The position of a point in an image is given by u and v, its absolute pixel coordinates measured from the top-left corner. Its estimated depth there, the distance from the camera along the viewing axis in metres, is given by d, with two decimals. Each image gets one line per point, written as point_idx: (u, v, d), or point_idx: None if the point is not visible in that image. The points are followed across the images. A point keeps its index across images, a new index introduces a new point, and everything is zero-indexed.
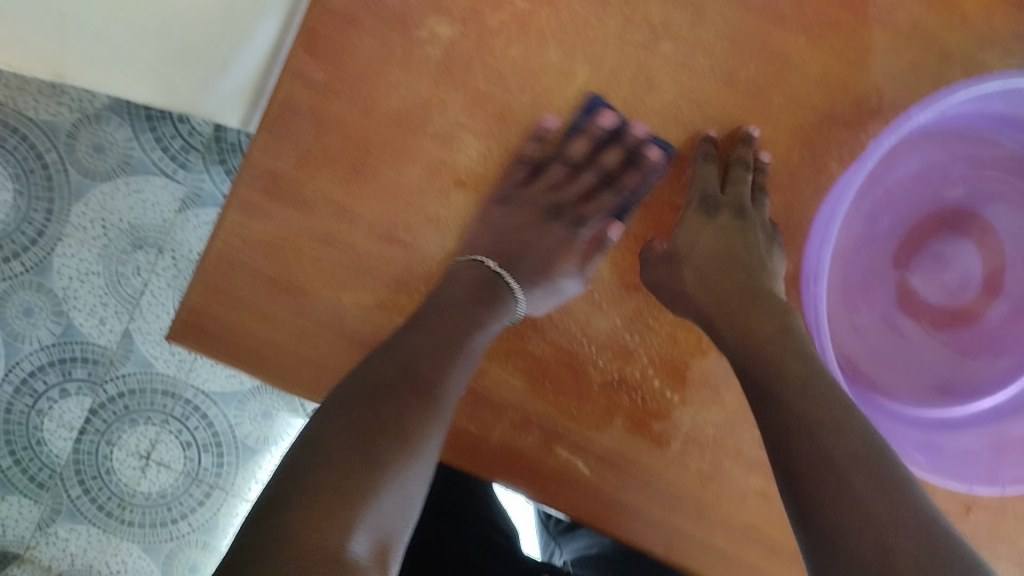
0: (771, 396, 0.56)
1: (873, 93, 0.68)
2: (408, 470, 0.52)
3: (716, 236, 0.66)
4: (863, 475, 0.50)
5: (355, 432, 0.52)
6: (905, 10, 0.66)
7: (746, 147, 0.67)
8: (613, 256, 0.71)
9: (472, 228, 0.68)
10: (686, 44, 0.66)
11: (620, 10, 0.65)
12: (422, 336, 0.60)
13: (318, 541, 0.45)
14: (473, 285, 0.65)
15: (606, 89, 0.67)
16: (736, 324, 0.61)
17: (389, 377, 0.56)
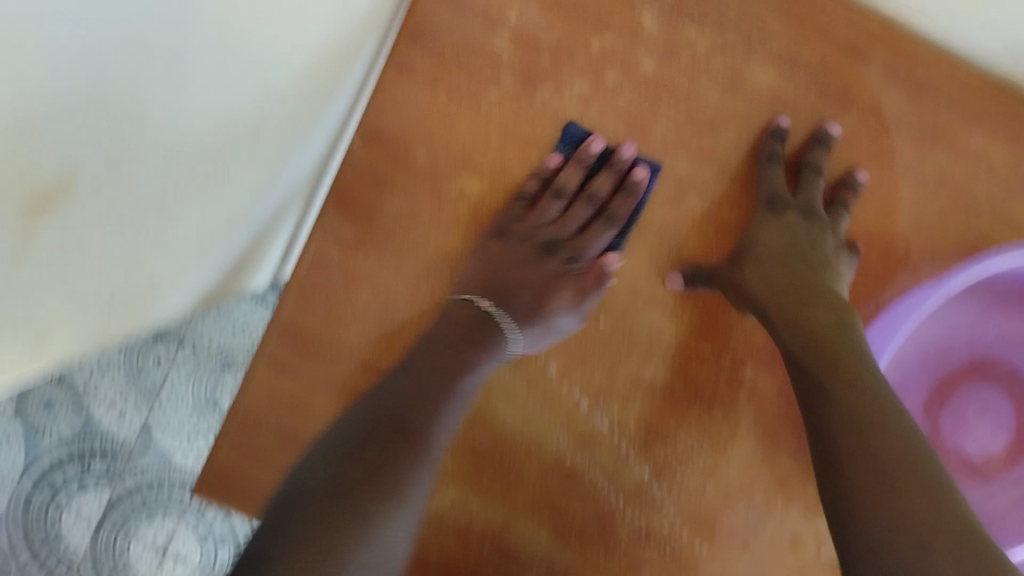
0: (821, 390, 0.55)
1: (901, 241, 0.66)
2: (396, 517, 0.50)
3: (781, 231, 0.63)
4: (884, 460, 0.49)
5: (341, 474, 0.50)
6: (931, 162, 0.66)
7: (822, 147, 0.65)
8: (639, 406, 0.68)
9: (520, 302, 0.66)
10: (715, 199, 0.66)
11: (647, 166, 0.65)
12: (411, 389, 0.57)
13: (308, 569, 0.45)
14: (466, 326, 0.63)
15: (633, 243, 0.66)
16: (795, 314, 0.60)
17: (375, 422, 0.54)
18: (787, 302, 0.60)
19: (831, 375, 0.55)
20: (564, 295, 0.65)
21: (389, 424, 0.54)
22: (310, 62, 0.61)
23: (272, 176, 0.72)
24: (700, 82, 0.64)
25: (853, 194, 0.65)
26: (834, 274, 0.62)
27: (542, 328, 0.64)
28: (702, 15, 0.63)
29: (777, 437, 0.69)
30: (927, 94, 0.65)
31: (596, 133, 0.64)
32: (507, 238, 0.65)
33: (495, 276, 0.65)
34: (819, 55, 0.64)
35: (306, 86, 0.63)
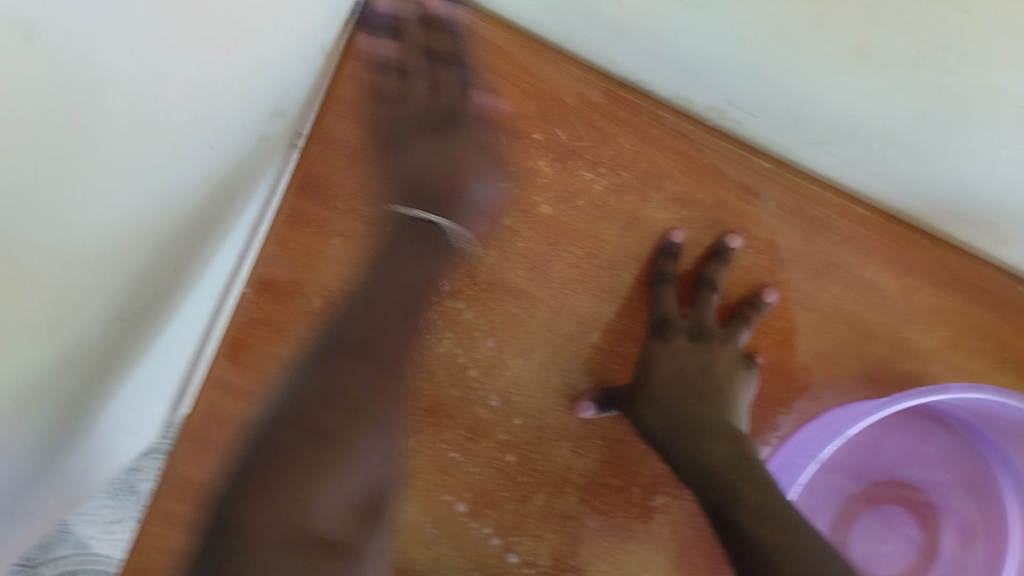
0: (721, 485, 0.55)
1: (800, 370, 0.68)
2: (363, 443, 0.49)
3: (670, 361, 0.62)
4: (781, 528, 0.51)
5: (309, 431, 0.47)
6: (827, 293, 0.67)
7: (719, 263, 0.65)
8: (549, 539, 0.67)
9: (430, 189, 0.59)
10: (617, 333, 0.66)
11: (549, 305, 0.65)
12: (364, 322, 0.54)
13: (282, 520, 0.43)
14: (414, 240, 0.58)
15: (541, 380, 0.66)
16: (685, 449, 0.58)
17: (355, 364, 0.52)
18: (677, 442, 0.58)
19: (734, 507, 0.54)
20: (473, 184, 0.60)
21: (347, 347, 0.53)
22: (199, 251, 0.59)
23: (181, 305, 0.62)
24: (597, 224, 0.64)
25: (758, 312, 0.66)
26: (730, 400, 0.60)
27: (461, 208, 0.59)
28: (598, 158, 0.64)
29: (689, 562, 0.68)
30: (819, 228, 0.65)
31: (495, 276, 0.64)
32: (401, 143, 0.60)
33: (409, 171, 0.59)
34: (712, 195, 0.65)
35: (184, 277, 0.59)
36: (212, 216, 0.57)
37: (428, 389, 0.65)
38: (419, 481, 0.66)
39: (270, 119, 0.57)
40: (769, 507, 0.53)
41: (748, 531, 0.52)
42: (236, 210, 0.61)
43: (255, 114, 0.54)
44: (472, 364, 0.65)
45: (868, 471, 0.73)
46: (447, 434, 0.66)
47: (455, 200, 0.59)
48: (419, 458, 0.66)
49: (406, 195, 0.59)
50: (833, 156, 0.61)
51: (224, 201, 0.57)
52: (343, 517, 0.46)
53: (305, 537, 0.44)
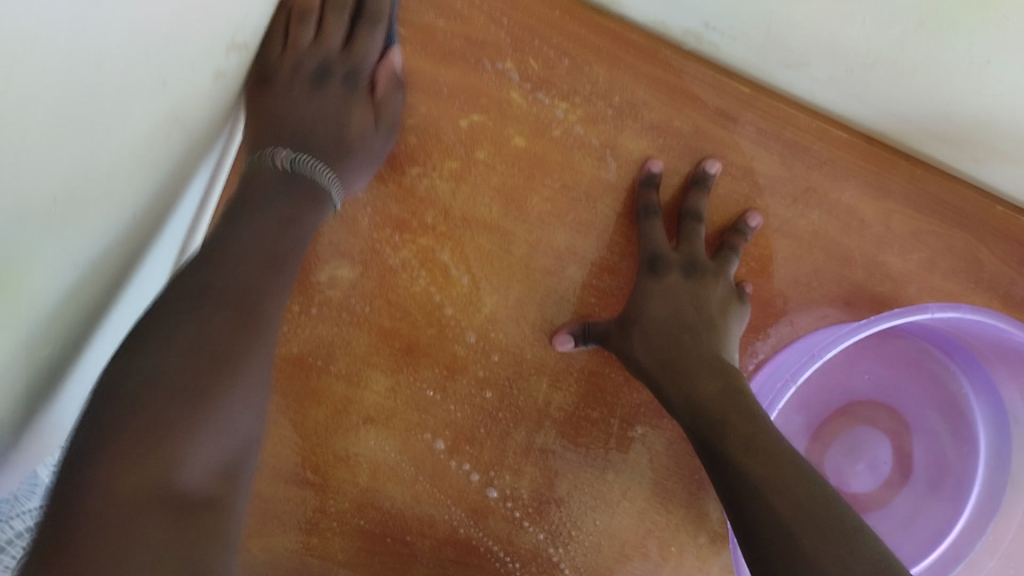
0: (718, 422, 0.53)
1: (777, 297, 0.68)
2: (240, 385, 0.50)
3: (663, 296, 0.60)
4: (771, 454, 0.50)
5: (201, 366, 0.47)
6: (804, 219, 0.66)
7: (701, 192, 0.63)
8: (529, 472, 0.68)
9: (326, 152, 0.59)
10: (594, 267, 0.65)
11: (525, 239, 0.64)
12: (251, 253, 0.53)
13: (127, 488, 0.43)
14: (277, 182, 0.57)
15: (518, 316, 0.65)
16: (681, 386, 0.56)
17: (208, 277, 0.51)
18: (675, 379, 0.57)
19: (726, 440, 0.52)
20: (360, 115, 0.60)
21: (211, 297, 0.50)
22: (175, 189, 0.56)
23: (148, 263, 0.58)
24: (571, 154, 0.62)
25: (745, 239, 0.64)
26: (721, 334, 0.59)
27: (344, 175, 0.59)
28: (571, 87, 0.61)
29: (669, 492, 0.69)
30: (798, 153, 0.64)
31: (471, 212, 0.63)
32: (275, 85, 0.58)
33: (291, 128, 0.59)
34: (689, 123, 0.63)
35: (164, 216, 0.57)
36: (184, 152, 0.54)
37: (403, 328, 0.64)
38: (397, 421, 0.66)
39: (224, 54, 0.52)
40: (761, 437, 0.51)
41: (744, 467, 0.50)
42: (208, 145, 0.58)
43: (211, 40, 0.50)
44: (447, 303, 0.64)
45: (840, 395, 0.74)
46: (426, 373, 0.65)
47: (347, 157, 0.59)
48: (397, 399, 0.65)
49: (291, 144, 0.58)
50: (812, 81, 0.60)
51: (193, 131, 0.54)
52: (203, 477, 0.46)
53: (166, 498, 0.43)
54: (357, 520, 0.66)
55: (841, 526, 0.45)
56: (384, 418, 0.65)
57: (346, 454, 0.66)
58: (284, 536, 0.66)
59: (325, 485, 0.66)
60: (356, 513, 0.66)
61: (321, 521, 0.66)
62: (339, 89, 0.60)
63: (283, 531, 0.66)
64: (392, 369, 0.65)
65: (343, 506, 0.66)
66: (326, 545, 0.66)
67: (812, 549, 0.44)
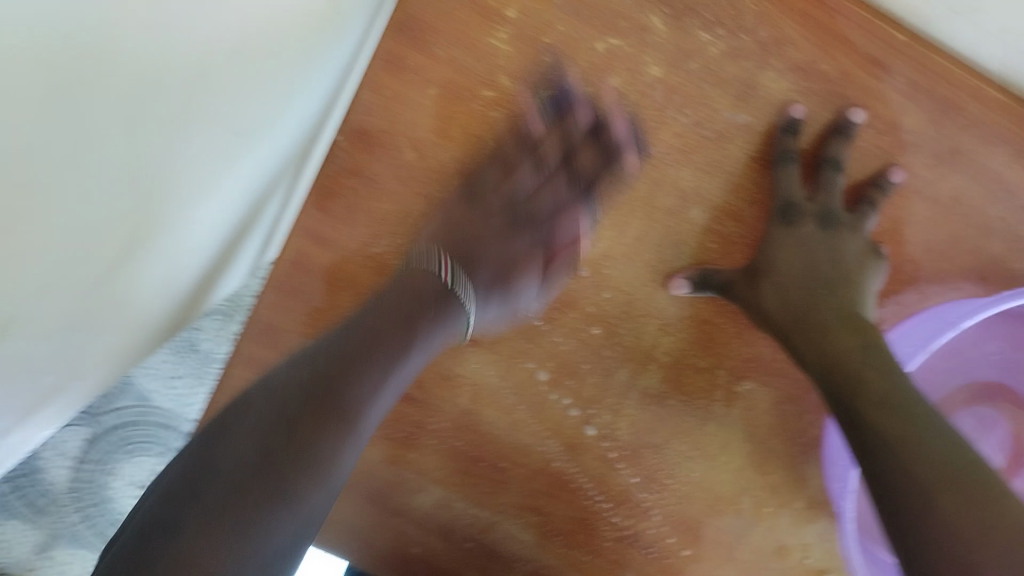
0: (854, 383, 0.53)
1: (907, 263, 0.64)
2: (348, 448, 0.51)
3: (797, 248, 0.60)
4: (930, 462, 0.47)
5: (297, 400, 0.51)
6: (949, 181, 0.62)
7: (843, 141, 0.61)
8: (629, 415, 0.67)
9: (484, 277, 0.63)
10: (719, 212, 0.63)
11: (649, 175, 0.62)
12: (384, 316, 0.56)
13: (208, 562, 0.44)
14: (425, 295, 0.59)
15: (633, 254, 0.64)
16: (815, 340, 0.56)
17: (349, 347, 0.54)
18: (806, 331, 0.57)
19: (861, 397, 0.52)
20: (522, 302, 0.63)
21: (347, 336, 0.55)
22: (257, 165, 0.60)
23: (267, 154, 0.60)
24: (707, 89, 0.60)
25: (883, 195, 0.62)
26: (860, 288, 0.58)
27: (502, 300, 0.62)
28: (717, 18, 0.59)
29: (769, 451, 0.67)
30: (950, 112, 0.60)
31: (598, 141, 0.62)
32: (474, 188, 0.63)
33: (457, 242, 0.62)
34: (837, 67, 0.60)
35: (243, 178, 0.59)
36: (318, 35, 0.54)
37: (517, 256, 0.64)
38: (503, 347, 0.65)
39: None
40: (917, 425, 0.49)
41: (881, 428, 0.50)
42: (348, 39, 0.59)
43: None
44: (563, 236, 0.64)
45: (971, 366, 0.69)
46: (536, 302, 0.65)
47: (502, 293, 0.62)
48: (503, 325, 0.65)
49: (447, 248, 0.61)
50: (979, 30, 0.56)
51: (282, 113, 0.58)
52: (280, 560, 0.48)
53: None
54: (454, 441, 0.67)
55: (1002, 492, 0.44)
56: (489, 344, 0.65)
57: (448, 374, 0.66)
58: (374, 448, 0.67)
59: (423, 403, 0.66)
60: (454, 435, 0.67)
61: (418, 440, 0.67)
62: (528, 243, 0.65)
63: (381, 442, 0.67)
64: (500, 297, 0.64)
65: (444, 427, 0.67)
66: (424, 464, 0.67)
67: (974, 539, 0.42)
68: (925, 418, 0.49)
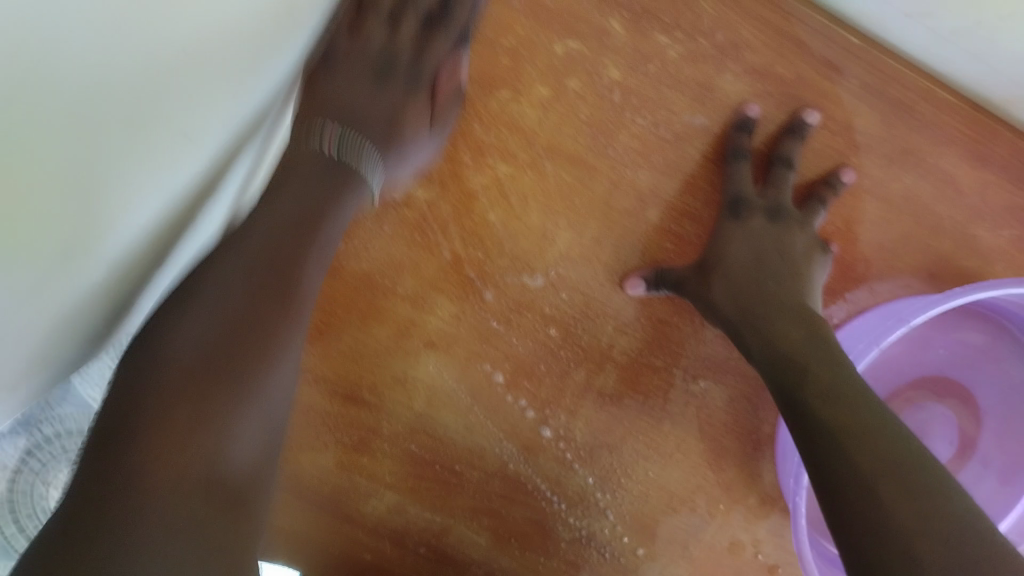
0: (797, 374, 0.52)
1: (860, 262, 0.65)
2: (289, 340, 0.51)
3: (746, 240, 0.59)
4: (868, 456, 0.45)
5: (221, 339, 0.47)
6: (900, 181, 0.63)
7: (795, 139, 0.61)
8: (585, 415, 0.66)
9: (374, 131, 0.57)
10: (675, 212, 0.62)
11: (607, 175, 0.62)
12: (273, 233, 0.51)
13: (177, 470, 0.43)
14: (318, 175, 0.54)
15: (590, 255, 0.63)
16: (758, 330, 0.55)
17: (255, 246, 0.51)
18: (751, 323, 0.56)
19: (804, 389, 0.51)
20: (415, 113, 0.59)
21: (246, 233, 0.51)
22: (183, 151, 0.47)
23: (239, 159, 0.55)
24: (666, 91, 0.60)
25: (835, 192, 0.62)
26: (805, 280, 0.57)
27: (387, 150, 0.58)
28: (675, 20, 0.59)
29: (722, 449, 0.67)
30: (902, 112, 0.61)
31: (555, 141, 0.62)
32: (332, 66, 0.55)
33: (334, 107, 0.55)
34: (793, 69, 0.60)
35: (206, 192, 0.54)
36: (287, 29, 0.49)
37: (474, 256, 0.63)
38: (460, 349, 0.65)
39: None
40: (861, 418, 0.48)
41: (820, 420, 0.49)
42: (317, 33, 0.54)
43: None
44: (520, 237, 0.63)
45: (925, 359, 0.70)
46: (493, 304, 0.64)
47: (395, 141, 0.58)
48: (461, 326, 0.64)
49: (333, 128, 0.55)
50: (928, 31, 0.56)
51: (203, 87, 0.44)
52: (246, 464, 0.46)
53: (214, 485, 0.44)
54: (409, 446, 0.66)
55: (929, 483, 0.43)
56: (446, 345, 0.65)
57: (404, 377, 0.65)
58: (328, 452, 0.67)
59: (378, 405, 0.66)
60: (410, 439, 0.66)
61: (373, 443, 0.66)
62: (399, 87, 0.58)
63: (334, 446, 0.66)
64: (458, 298, 0.64)
65: (398, 430, 0.66)
66: (377, 467, 0.66)
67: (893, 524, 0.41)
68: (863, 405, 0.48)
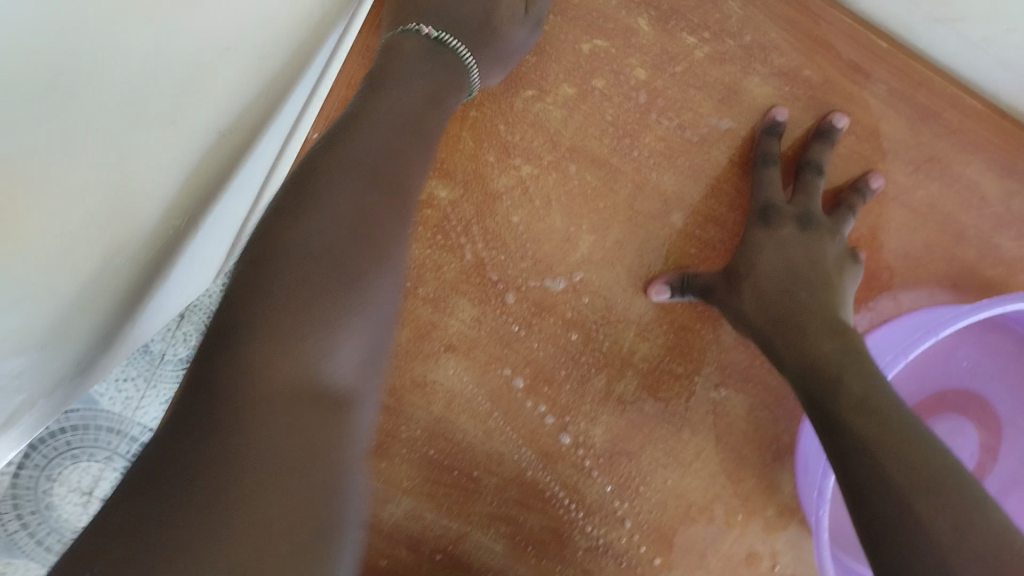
0: (829, 383, 0.50)
1: (883, 271, 0.64)
2: (391, 252, 0.46)
3: (776, 247, 0.58)
4: (896, 455, 0.45)
5: (336, 244, 0.44)
6: (925, 189, 0.62)
7: (824, 144, 0.60)
8: (606, 422, 0.66)
9: (471, 22, 0.57)
10: (700, 217, 0.62)
11: (632, 178, 0.61)
12: (367, 137, 0.48)
13: (271, 379, 0.40)
14: (415, 57, 0.54)
15: (613, 259, 0.63)
16: (790, 338, 0.54)
17: (356, 147, 0.47)
18: (784, 332, 0.55)
19: (835, 394, 0.49)
20: (508, 2, 0.58)
21: (343, 138, 0.48)
22: (196, 117, 0.48)
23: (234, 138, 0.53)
24: (693, 93, 0.60)
25: (863, 200, 0.61)
26: (837, 291, 0.56)
27: (496, 57, 0.57)
28: (703, 20, 0.58)
29: (742, 458, 0.66)
30: (928, 119, 0.61)
31: (580, 143, 0.61)
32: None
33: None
34: (819, 73, 0.60)
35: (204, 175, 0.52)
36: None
37: (496, 258, 0.63)
38: (479, 352, 0.64)
39: None
40: (895, 413, 0.47)
41: (846, 424, 0.48)
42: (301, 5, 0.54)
43: None
44: (542, 240, 0.62)
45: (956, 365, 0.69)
46: (514, 307, 0.63)
47: (490, 39, 0.57)
48: (481, 329, 0.64)
49: (429, 19, 0.56)
50: (956, 37, 0.55)
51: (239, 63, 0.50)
52: (353, 375, 0.44)
53: (315, 389, 0.42)
54: (426, 449, 0.65)
55: (958, 484, 0.43)
56: (466, 348, 0.64)
57: (422, 380, 0.64)
58: None
59: (395, 409, 0.65)
60: (427, 443, 0.65)
61: (389, 447, 0.65)
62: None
63: None
64: (479, 300, 0.63)
65: (415, 433, 0.65)
66: (392, 471, 0.66)
67: (926, 527, 0.41)
68: (894, 408, 0.47)
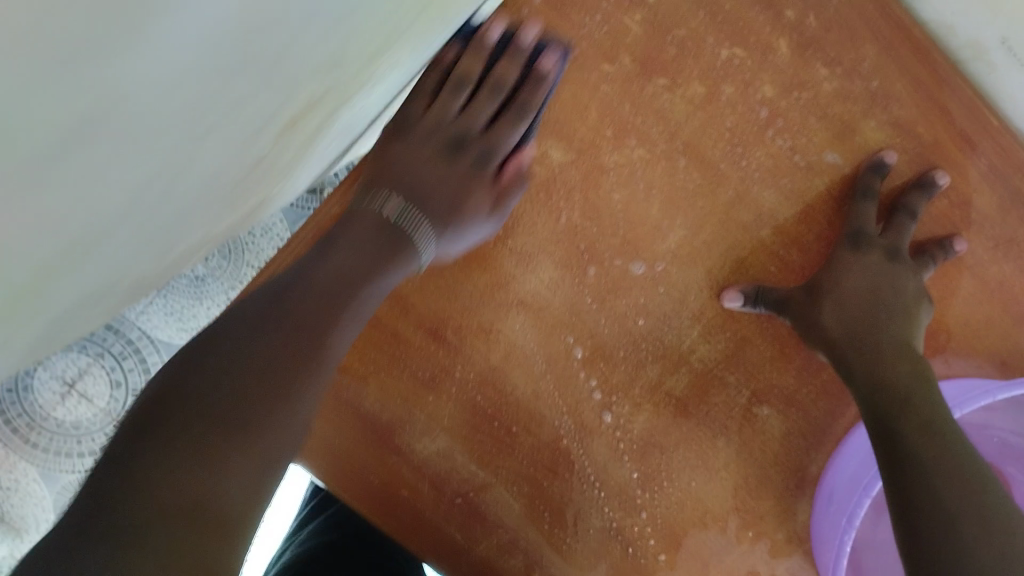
0: (895, 405, 0.54)
1: (940, 331, 0.66)
2: (306, 381, 0.49)
3: (863, 271, 0.61)
4: (951, 484, 0.49)
5: (231, 371, 0.46)
6: (1000, 266, 0.64)
7: (925, 192, 0.63)
8: (649, 412, 0.67)
9: (437, 205, 0.62)
10: (787, 237, 0.65)
11: (733, 186, 0.64)
12: (308, 302, 0.52)
13: (161, 488, 0.40)
14: (373, 231, 0.58)
15: (696, 257, 0.65)
16: (868, 359, 0.57)
17: (284, 302, 0.51)
18: (859, 352, 0.58)
19: (900, 419, 0.53)
20: (479, 199, 0.64)
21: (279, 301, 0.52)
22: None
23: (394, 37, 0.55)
24: (811, 121, 0.63)
25: (944, 254, 0.64)
26: (914, 322, 0.59)
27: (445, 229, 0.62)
28: (838, 56, 0.62)
29: (766, 478, 0.67)
30: (1018, 200, 0.63)
31: (694, 141, 0.64)
32: (406, 137, 0.64)
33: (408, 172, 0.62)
34: (931, 132, 0.63)
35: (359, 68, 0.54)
36: None
37: (589, 230, 0.65)
38: (549, 315, 0.67)
39: None
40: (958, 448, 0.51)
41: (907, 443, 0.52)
42: None
43: None
44: (633, 224, 0.65)
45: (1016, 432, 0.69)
46: (592, 280, 0.66)
47: (446, 228, 0.62)
48: (558, 293, 0.66)
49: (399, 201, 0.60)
50: None
51: None
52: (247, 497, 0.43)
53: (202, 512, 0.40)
54: (475, 392, 0.68)
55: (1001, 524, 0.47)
56: (537, 307, 0.67)
57: (488, 327, 0.67)
58: (391, 382, 0.68)
59: (456, 348, 0.67)
60: (477, 388, 0.67)
61: (442, 384, 0.68)
62: (471, 160, 0.65)
63: (404, 379, 0.68)
64: (561, 263, 0.66)
65: (468, 376, 0.67)
66: (436, 409, 0.68)
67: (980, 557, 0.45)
68: (945, 440, 0.51)
